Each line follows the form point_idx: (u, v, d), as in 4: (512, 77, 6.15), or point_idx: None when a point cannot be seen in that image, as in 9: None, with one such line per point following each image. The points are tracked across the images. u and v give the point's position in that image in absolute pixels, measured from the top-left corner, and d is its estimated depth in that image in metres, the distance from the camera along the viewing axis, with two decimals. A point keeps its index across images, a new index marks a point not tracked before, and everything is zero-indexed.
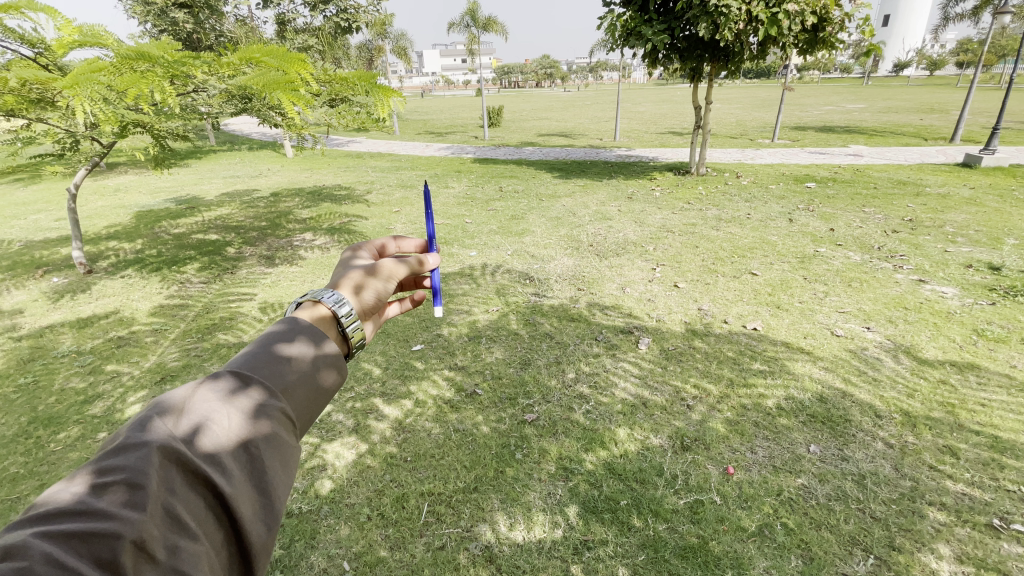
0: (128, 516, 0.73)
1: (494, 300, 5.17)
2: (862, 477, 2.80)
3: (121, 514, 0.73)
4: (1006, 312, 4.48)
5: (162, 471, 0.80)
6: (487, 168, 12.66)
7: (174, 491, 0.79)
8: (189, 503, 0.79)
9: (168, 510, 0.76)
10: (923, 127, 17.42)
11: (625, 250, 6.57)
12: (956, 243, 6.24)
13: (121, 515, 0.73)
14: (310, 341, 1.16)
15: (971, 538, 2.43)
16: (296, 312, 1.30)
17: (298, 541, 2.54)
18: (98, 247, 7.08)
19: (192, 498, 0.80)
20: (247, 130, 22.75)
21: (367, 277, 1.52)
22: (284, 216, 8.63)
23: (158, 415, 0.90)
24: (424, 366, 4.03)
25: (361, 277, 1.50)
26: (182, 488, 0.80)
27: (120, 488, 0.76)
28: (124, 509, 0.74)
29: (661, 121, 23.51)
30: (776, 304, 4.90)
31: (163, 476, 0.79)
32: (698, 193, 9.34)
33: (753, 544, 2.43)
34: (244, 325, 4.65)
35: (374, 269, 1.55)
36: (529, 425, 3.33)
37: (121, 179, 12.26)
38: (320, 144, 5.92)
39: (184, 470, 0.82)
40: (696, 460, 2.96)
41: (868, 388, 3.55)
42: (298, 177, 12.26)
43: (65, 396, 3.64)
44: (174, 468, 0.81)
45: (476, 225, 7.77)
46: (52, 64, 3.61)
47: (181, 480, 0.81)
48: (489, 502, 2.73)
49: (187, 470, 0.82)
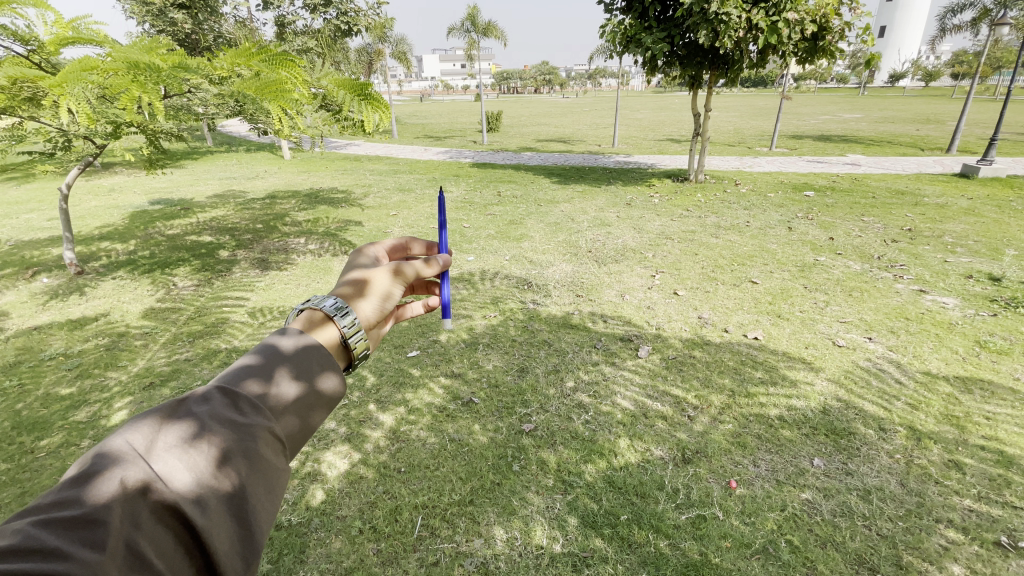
0: (85, 556, 0.66)
1: (492, 307, 5.10)
2: (867, 492, 2.74)
3: (77, 555, 0.66)
4: (1007, 323, 4.45)
5: (125, 507, 0.73)
6: (486, 172, 12.67)
7: (138, 523, 0.72)
8: (156, 538, 0.73)
9: (130, 548, 0.69)
10: (921, 138, 17.44)
11: (624, 257, 6.51)
12: (955, 253, 6.23)
13: (78, 554, 0.66)
14: (295, 370, 1.05)
15: (979, 556, 2.36)
16: (306, 328, 1.25)
17: (287, 554, 2.44)
18: (90, 248, 6.98)
19: (159, 533, 0.73)
20: (245, 132, 22.72)
21: (356, 300, 1.42)
22: (280, 218, 8.56)
23: (126, 445, 0.82)
24: (420, 373, 3.96)
25: (351, 298, 1.42)
26: (147, 521, 0.73)
27: (80, 525, 0.70)
28: (83, 549, 0.67)
29: (659, 128, 23.62)
30: (776, 313, 4.85)
31: (126, 510, 0.72)
32: (697, 200, 9.32)
33: (756, 562, 2.35)
34: (235, 329, 4.57)
35: (361, 287, 1.46)
36: (527, 435, 3.26)
37: (116, 179, 12.18)
38: (316, 146, 5.79)
39: (152, 502, 0.76)
40: (697, 474, 2.89)
41: (872, 400, 3.50)
42: (295, 179, 12.22)
43: (50, 401, 3.55)
44: (141, 504, 0.74)
45: (475, 229, 7.74)
46: (43, 62, 3.46)
47: (149, 512, 0.75)
48: (485, 515, 2.65)
49: (156, 505, 0.75)
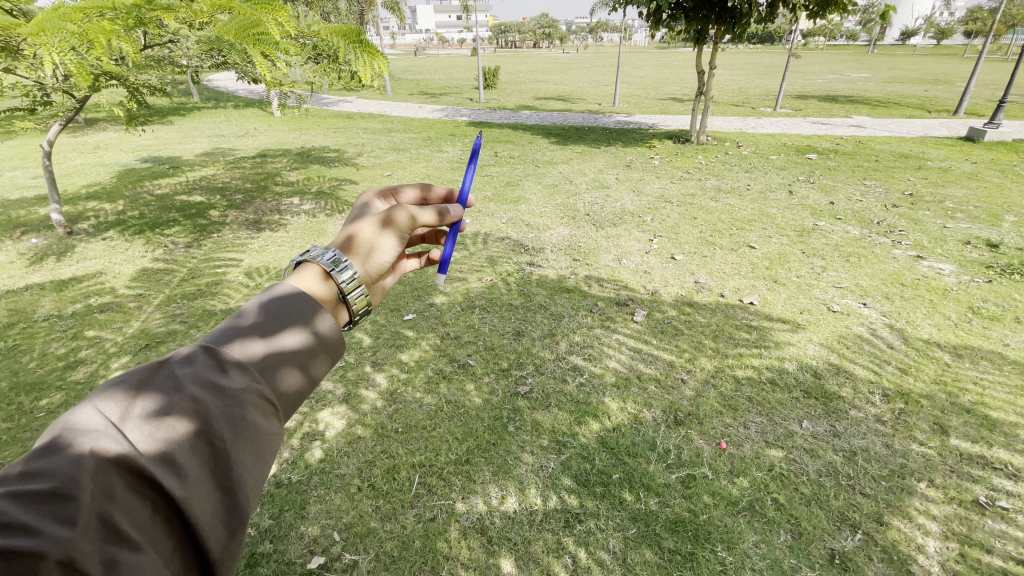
0: (55, 532, 0.66)
1: (488, 270, 5.07)
2: (853, 453, 2.81)
3: (48, 529, 0.66)
4: (1001, 290, 4.46)
5: (100, 478, 0.73)
6: (481, 131, 12.39)
7: (113, 496, 0.72)
8: (132, 511, 0.73)
9: (105, 520, 0.70)
10: (930, 99, 17.04)
11: (622, 220, 6.45)
12: (955, 219, 6.19)
13: (48, 529, 0.66)
14: (281, 335, 1.04)
15: (958, 514, 2.45)
16: (299, 279, 1.25)
17: (287, 510, 2.51)
18: (78, 207, 6.87)
19: (135, 504, 0.74)
20: (232, 87, 22.04)
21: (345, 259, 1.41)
22: (271, 178, 8.39)
23: (104, 414, 0.81)
24: (416, 336, 3.97)
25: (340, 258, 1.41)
26: (122, 494, 0.73)
27: (50, 499, 0.70)
28: (53, 523, 0.67)
29: (662, 86, 23.02)
30: (773, 278, 4.85)
31: (99, 481, 0.72)
32: (698, 162, 9.17)
33: (742, 519, 2.43)
34: (229, 291, 4.55)
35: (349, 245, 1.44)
36: (522, 397, 3.30)
37: (102, 136, 11.88)
38: (306, 103, 5.60)
39: (130, 475, 0.75)
40: (689, 435, 2.95)
41: (863, 364, 3.55)
42: (286, 137, 11.93)
43: (46, 362, 3.55)
44: (114, 473, 0.74)
45: (470, 191, 7.62)
46: (15, 10, 3.28)
47: (124, 480, 0.75)
48: (481, 474, 2.72)
49: (132, 473, 0.76)
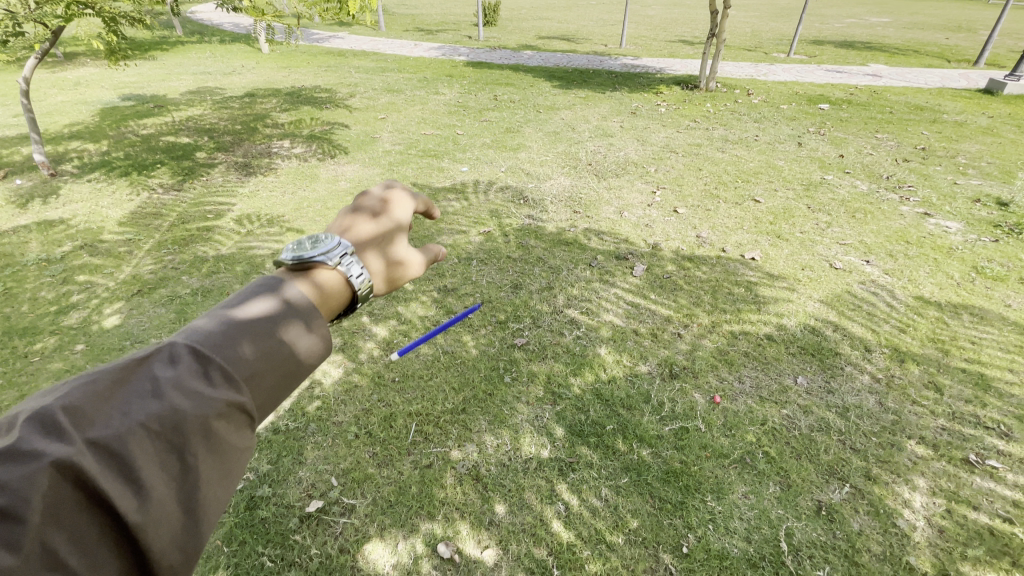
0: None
1: (486, 221, 4.96)
2: (846, 409, 2.83)
3: None
4: (1007, 250, 4.39)
5: (50, 494, 0.65)
6: (481, 73, 11.88)
7: (61, 516, 0.65)
8: (78, 530, 0.66)
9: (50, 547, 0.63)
10: (951, 48, 16.31)
11: (624, 170, 6.27)
12: (966, 175, 6.03)
13: None
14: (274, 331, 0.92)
15: (945, 471, 2.49)
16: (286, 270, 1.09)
17: (286, 456, 2.54)
18: (62, 147, 6.65)
19: (84, 523, 0.66)
20: (218, 19, 20.94)
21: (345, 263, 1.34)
22: (261, 119, 8.10)
23: (68, 408, 0.73)
24: (412, 286, 3.92)
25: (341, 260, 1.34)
26: (71, 514, 0.66)
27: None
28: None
29: (671, 28, 21.95)
30: (776, 233, 4.75)
31: (49, 499, 0.64)
32: (705, 111, 8.85)
33: (733, 470, 2.47)
34: (222, 237, 4.46)
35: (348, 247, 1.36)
36: (518, 349, 3.29)
37: (83, 71, 11.38)
38: (294, 38, 5.30)
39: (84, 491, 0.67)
40: (684, 389, 2.96)
41: (861, 322, 3.53)
42: (276, 76, 11.44)
43: (38, 306, 3.52)
44: (67, 487, 0.66)
45: (469, 137, 7.37)
46: None
47: (75, 497, 0.67)
48: (476, 423, 2.74)
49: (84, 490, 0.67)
